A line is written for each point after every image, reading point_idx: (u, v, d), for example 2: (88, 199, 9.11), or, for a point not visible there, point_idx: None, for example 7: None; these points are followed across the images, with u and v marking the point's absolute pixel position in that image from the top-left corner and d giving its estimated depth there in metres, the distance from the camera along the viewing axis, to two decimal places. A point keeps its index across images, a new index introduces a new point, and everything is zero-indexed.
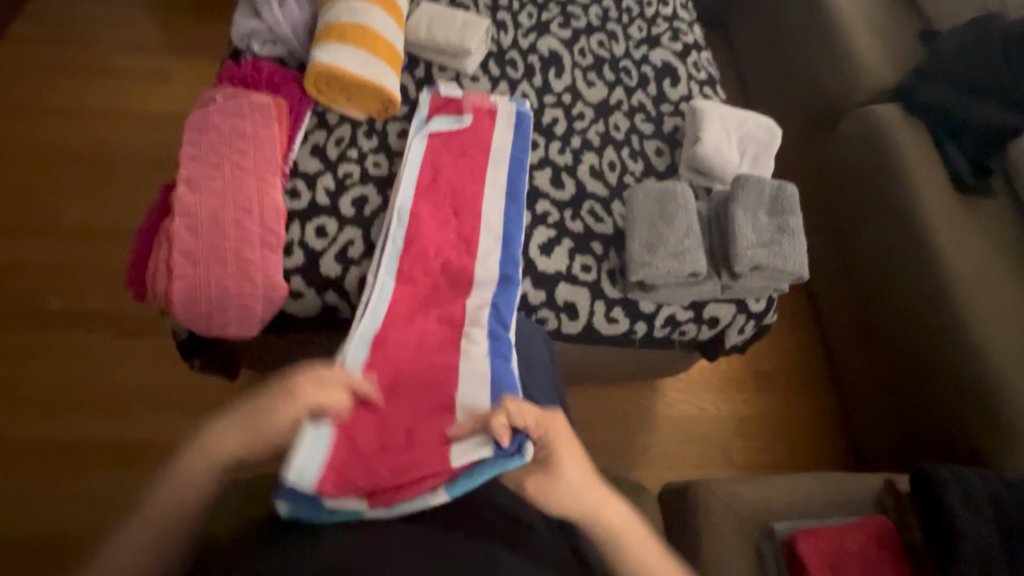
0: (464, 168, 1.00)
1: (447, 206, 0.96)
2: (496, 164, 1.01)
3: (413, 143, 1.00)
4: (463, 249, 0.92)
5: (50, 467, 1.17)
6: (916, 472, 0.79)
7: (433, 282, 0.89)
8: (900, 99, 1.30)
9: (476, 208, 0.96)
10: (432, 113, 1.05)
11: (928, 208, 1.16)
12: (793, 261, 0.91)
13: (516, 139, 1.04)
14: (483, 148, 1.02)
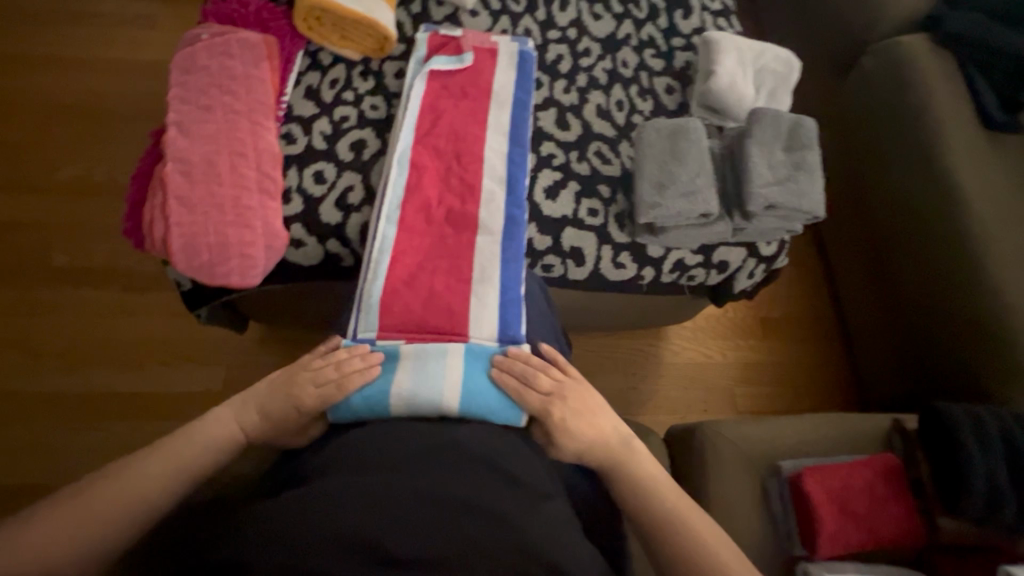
0: (465, 110, 0.94)
1: (448, 150, 0.91)
2: (499, 105, 0.95)
3: (411, 85, 0.95)
4: (468, 195, 0.88)
5: (62, 419, 1.20)
6: (925, 410, 0.79)
7: (439, 230, 0.85)
8: (927, 28, 1.22)
9: (477, 151, 0.91)
10: (431, 53, 0.99)
11: (949, 144, 1.11)
12: (810, 199, 0.87)
13: (520, 78, 0.98)
14: (484, 90, 0.96)
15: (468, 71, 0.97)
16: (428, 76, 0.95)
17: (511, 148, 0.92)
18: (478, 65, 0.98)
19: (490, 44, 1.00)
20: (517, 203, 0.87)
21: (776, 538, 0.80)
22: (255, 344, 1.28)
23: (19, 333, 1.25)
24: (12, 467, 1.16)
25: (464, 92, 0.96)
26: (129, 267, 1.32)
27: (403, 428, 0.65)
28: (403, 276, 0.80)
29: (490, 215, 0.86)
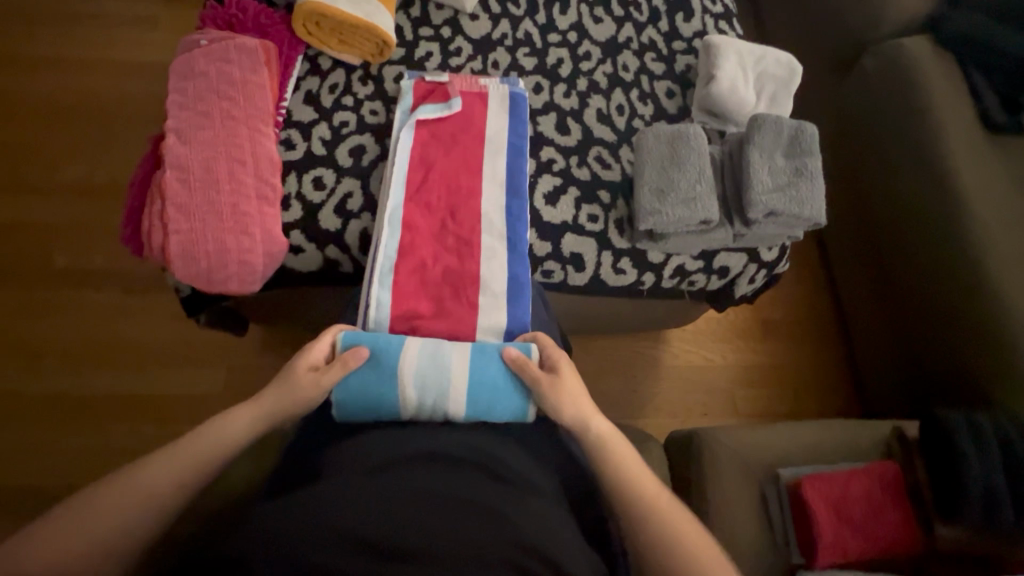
0: (458, 159, 0.91)
1: (441, 207, 0.88)
2: (493, 151, 0.91)
3: (399, 137, 0.91)
4: (465, 252, 0.85)
5: (62, 422, 1.20)
6: (925, 417, 0.79)
7: (436, 293, 0.82)
8: (929, 29, 1.21)
9: (474, 206, 0.87)
10: (417, 100, 0.94)
11: (952, 147, 1.10)
12: (810, 206, 0.87)
13: (514, 122, 0.93)
14: (477, 136, 0.92)
15: (458, 117, 0.93)
16: (415, 125, 0.91)
17: (509, 200, 0.88)
18: (469, 110, 0.93)
19: (479, 87, 0.96)
20: (519, 259, 0.84)
21: (776, 545, 0.80)
22: (256, 347, 1.28)
23: (20, 336, 1.25)
24: (12, 468, 1.16)
25: (456, 139, 0.92)
26: (130, 269, 1.32)
27: (401, 435, 0.64)
28: (409, 287, 0.82)
29: (491, 275, 0.83)
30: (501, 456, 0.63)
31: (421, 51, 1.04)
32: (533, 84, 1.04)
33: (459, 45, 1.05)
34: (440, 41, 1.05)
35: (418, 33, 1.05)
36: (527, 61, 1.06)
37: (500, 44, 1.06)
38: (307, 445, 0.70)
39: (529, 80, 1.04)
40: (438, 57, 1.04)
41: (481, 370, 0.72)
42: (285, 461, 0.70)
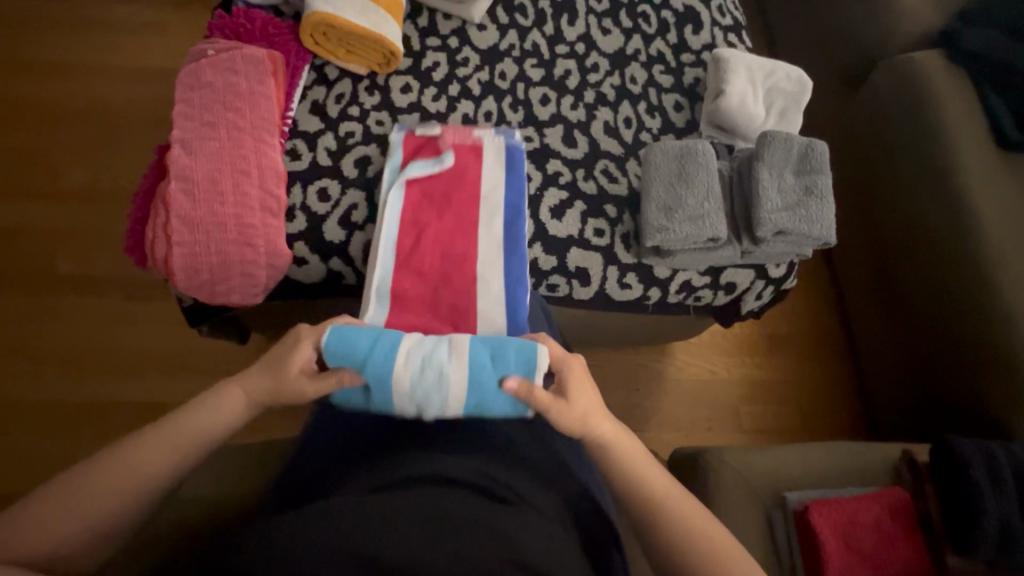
0: (452, 221, 0.86)
1: (436, 257, 0.84)
2: (489, 210, 0.87)
3: (388, 196, 0.86)
4: (462, 286, 0.82)
5: (64, 427, 1.20)
6: (936, 443, 0.77)
7: (433, 314, 0.80)
8: (941, 44, 1.20)
9: (470, 259, 0.83)
10: (408, 155, 0.91)
11: (964, 163, 1.08)
12: (820, 225, 0.86)
13: (510, 176, 0.89)
14: (472, 195, 0.88)
15: (453, 171, 0.89)
16: (405, 184, 0.87)
17: (506, 257, 0.83)
18: (463, 165, 0.90)
19: (472, 138, 0.92)
20: (517, 290, 0.81)
21: (781, 569, 0.78)
22: (258, 355, 1.28)
23: (23, 340, 1.25)
24: (13, 473, 1.16)
25: (449, 199, 0.88)
26: (133, 274, 1.32)
27: (402, 457, 0.64)
28: (408, 306, 0.80)
29: (489, 280, 0.82)
30: (500, 476, 0.63)
31: (427, 61, 1.03)
32: (540, 96, 1.03)
33: (466, 55, 1.04)
34: (447, 51, 1.04)
35: (425, 43, 1.05)
36: (534, 72, 1.05)
37: (507, 54, 1.06)
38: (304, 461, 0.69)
39: (536, 91, 1.03)
40: (445, 67, 1.03)
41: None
42: (282, 477, 0.69)
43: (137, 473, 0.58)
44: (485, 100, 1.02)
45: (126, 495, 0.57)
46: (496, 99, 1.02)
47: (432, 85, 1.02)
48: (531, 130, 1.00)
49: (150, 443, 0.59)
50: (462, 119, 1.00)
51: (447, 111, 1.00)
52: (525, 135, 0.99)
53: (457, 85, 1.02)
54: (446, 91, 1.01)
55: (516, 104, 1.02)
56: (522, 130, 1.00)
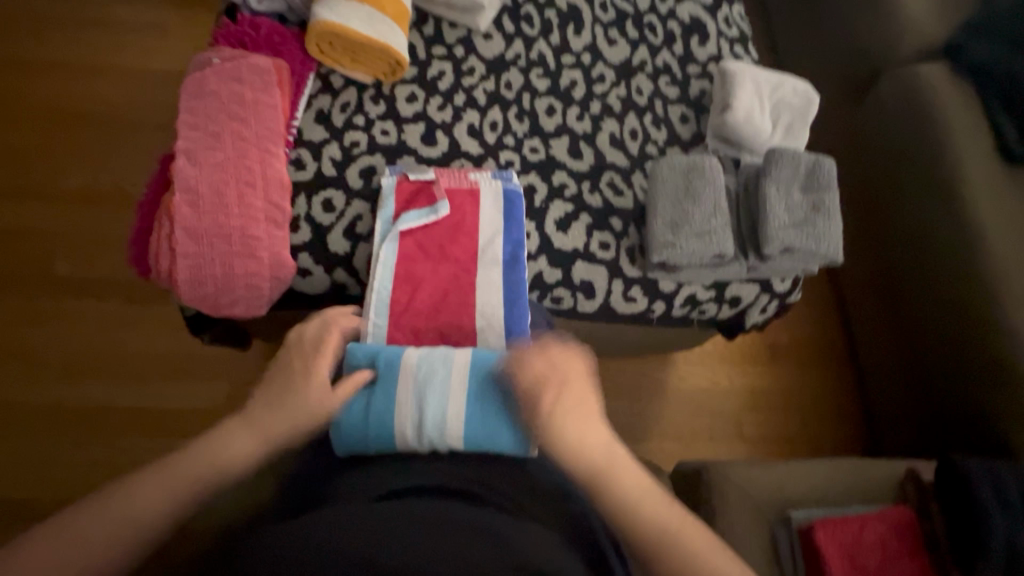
0: (448, 274, 0.85)
1: (432, 303, 0.83)
2: (486, 263, 0.85)
3: (381, 251, 0.84)
4: (460, 333, 0.81)
5: (64, 433, 1.19)
6: (942, 463, 0.77)
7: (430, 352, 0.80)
8: (947, 57, 1.20)
9: (467, 307, 0.82)
10: (400, 206, 0.88)
11: (970, 178, 1.08)
12: (828, 243, 0.86)
13: (508, 227, 0.87)
14: (469, 247, 0.86)
15: (448, 223, 0.88)
16: (399, 238, 0.85)
17: (505, 312, 0.81)
18: (460, 216, 0.88)
19: (468, 182, 0.90)
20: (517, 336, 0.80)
21: None
22: (259, 362, 1.27)
23: (22, 345, 1.24)
24: (13, 479, 1.15)
25: (444, 251, 0.86)
26: (134, 279, 1.32)
27: (408, 471, 0.63)
28: (406, 339, 0.80)
29: (486, 305, 0.82)
30: (507, 493, 0.62)
31: (433, 70, 1.03)
32: (546, 107, 1.03)
33: (472, 65, 1.04)
34: (453, 61, 1.04)
35: (431, 52, 1.04)
36: (540, 83, 1.04)
37: (513, 64, 1.06)
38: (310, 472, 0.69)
39: (542, 102, 1.03)
40: (451, 76, 1.03)
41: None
42: (286, 491, 0.69)
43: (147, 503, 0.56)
44: (490, 110, 1.01)
45: (133, 526, 0.56)
46: (502, 110, 1.01)
47: (438, 95, 1.01)
48: (537, 141, 1.00)
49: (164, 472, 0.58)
50: (468, 129, 0.99)
51: (452, 121, 0.99)
52: (530, 146, 0.99)
53: (462, 94, 1.02)
54: (452, 101, 1.01)
55: (522, 114, 1.02)
56: (527, 141, 0.99)
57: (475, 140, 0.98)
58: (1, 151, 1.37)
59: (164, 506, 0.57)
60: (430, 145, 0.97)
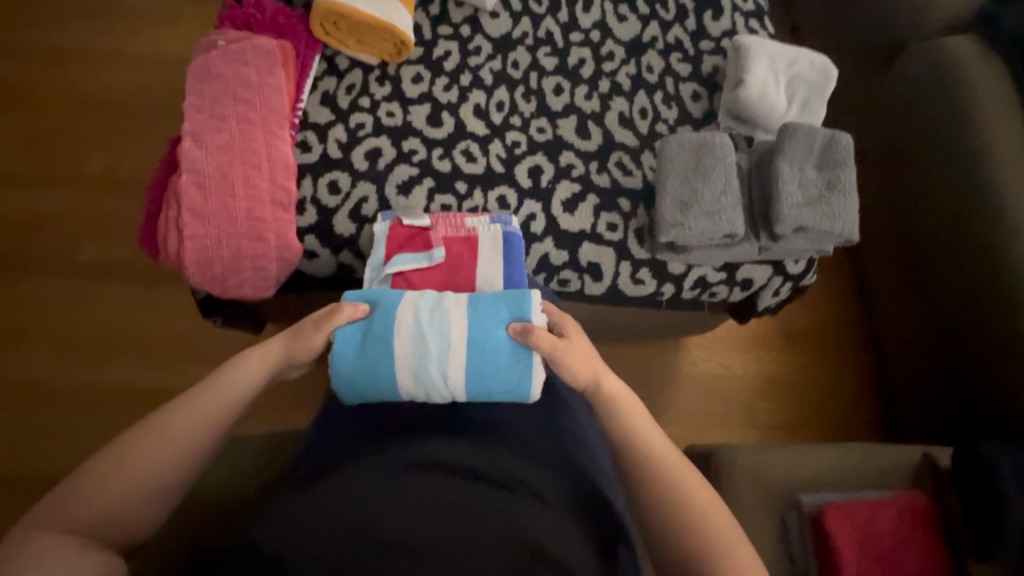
0: None
1: None
2: None
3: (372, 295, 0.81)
4: None
5: (84, 413, 1.22)
6: (960, 448, 0.75)
7: None
8: (977, 28, 1.14)
9: None
10: (392, 250, 0.84)
11: (1000, 155, 1.03)
12: (842, 222, 0.83)
13: (507, 269, 0.82)
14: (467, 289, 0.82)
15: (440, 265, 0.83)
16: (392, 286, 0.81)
17: None
18: (453, 260, 0.83)
19: (466, 229, 0.86)
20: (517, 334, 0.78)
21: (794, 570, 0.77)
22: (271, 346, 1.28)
23: (43, 328, 1.27)
24: (37, 457, 1.19)
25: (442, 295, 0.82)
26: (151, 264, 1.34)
27: (414, 446, 0.63)
28: None
29: None
30: (510, 466, 0.62)
31: (439, 49, 1.01)
32: (554, 86, 1.01)
33: (478, 44, 1.02)
34: (459, 40, 1.02)
35: (437, 32, 1.03)
36: (548, 61, 1.02)
37: (520, 42, 1.03)
38: (315, 446, 0.70)
39: (550, 81, 1.01)
40: (457, 56, 1.01)
41: (484, 339, 0.67)
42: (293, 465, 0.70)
43: (148, 468, 0.56)
44: (497, 90, 0.99)
45: (142, 491, 0.56)
46: (508, 89, 1.00)
47: (444, 75, 1.00)
48: (544, 121, 0.98)
49: (155, 434, 0.57)
50: (474, 109, 0.98)
51: (458, 102, 0.98)
52: (537, 126, 0.97)
53: (468, 74, 1.00)
54: (457, 81, 0.99)
55: (529, 94, 1.00)
56: (534, 121, 0.98)
57: (482, 121, 0.97)
58: (20, 139, 1.40)
59: (185, 442, 0.58)
60: (435, 126, 0.96)
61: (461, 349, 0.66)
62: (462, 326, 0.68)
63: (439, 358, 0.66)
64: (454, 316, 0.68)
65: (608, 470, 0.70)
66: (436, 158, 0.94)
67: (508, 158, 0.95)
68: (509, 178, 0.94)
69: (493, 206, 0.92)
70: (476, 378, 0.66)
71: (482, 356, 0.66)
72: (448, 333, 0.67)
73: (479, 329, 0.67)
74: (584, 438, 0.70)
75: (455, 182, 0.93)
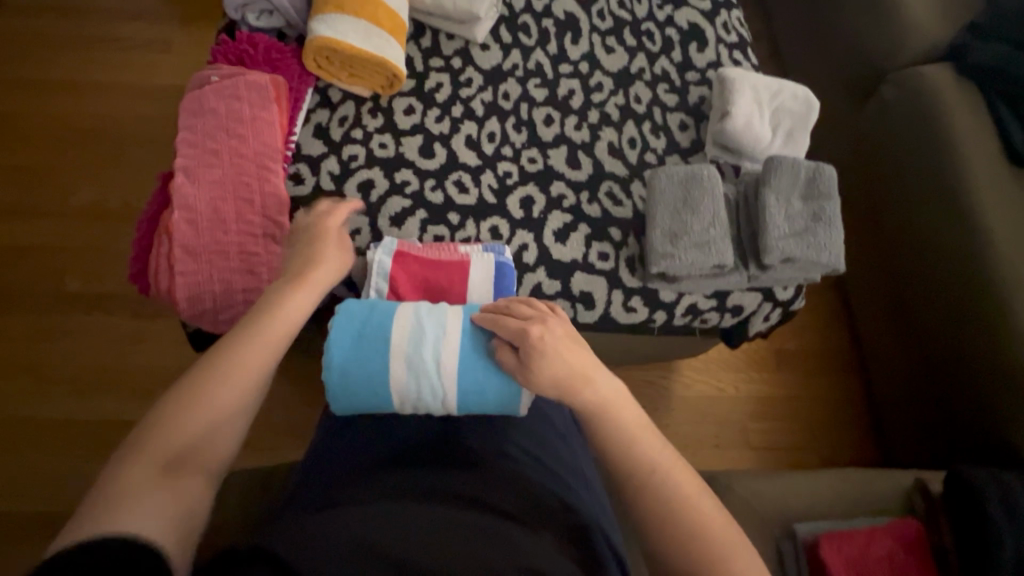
0: None
1: None
2: None
3: None
4: None
5: (70, 447, 1.20)
6: (950, 474, 0.76)
7: None
8: (951, 58, 1.18)
9: None
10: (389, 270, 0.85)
11: (978, 182, 1.06)
12: (829, 252, 0.85)
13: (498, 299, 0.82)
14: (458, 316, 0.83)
15: (429, 288, 0.83)
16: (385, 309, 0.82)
17: None
18: (443, 285, 0.83)
19: (459, 254, 0.85)
20: None
21: None
22: None
23: (31, 360, 1.26)
24: (19, 493, 1.16)
25: None
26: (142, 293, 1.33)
27: (411, 481, 0.62)
28: None
29: None
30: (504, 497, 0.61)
31: (431, 82, 1.03)
32: (544, 117, 1.02)
33: (470, 76, 1.04)
34: (451, 72, 1.04)
35: (429, 64, 1.04)
36: (538, 93, 1.04)
37: (511, 74, 1.05)
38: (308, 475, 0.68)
39: (540, 112, 1.03)
40: (449, 88, 1.03)
41: (477, 335, 0.69)
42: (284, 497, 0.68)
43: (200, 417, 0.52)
44: (488, 121, 1.01)
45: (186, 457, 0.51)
46: (499, 120, 1.01)
47: (436, 107, 1.01)
48: (535, 151, 0.99)
49: (197, 384, 0.54)
50: (465, 141, 0.99)
51: (450, 133, 0.99)
52: (528, 157, 0.99)
53: (460, 106, 1.02)
54: (449, 113, 1.01)
55: (520, 125, 1.01)
56: (525, 152, 0.99)
57: (473, 152, 0.98)
58: (12, 169, 1.40)
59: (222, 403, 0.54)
60: (427, 157, 0.97)
61: (454, 350, 0.68)
62: (455, 328, 0.69)
63: (432, 359, 0.67)
64: (448, 319, 0.70)
65: (601, 505, 0.69)
66: (429, 189, 0.95)
67: (499, 188, 0.96)
68: (501, 208, 0.94)
69: (485, 235, 0.93)
70: (467, 372, 0.67)
71: (473, 358, 0.68)
72: (441, 335, 0.69)
73: (471, 332, 0.69)
74: (574, 474, 0.69)
75: (447, 213, 0.94)
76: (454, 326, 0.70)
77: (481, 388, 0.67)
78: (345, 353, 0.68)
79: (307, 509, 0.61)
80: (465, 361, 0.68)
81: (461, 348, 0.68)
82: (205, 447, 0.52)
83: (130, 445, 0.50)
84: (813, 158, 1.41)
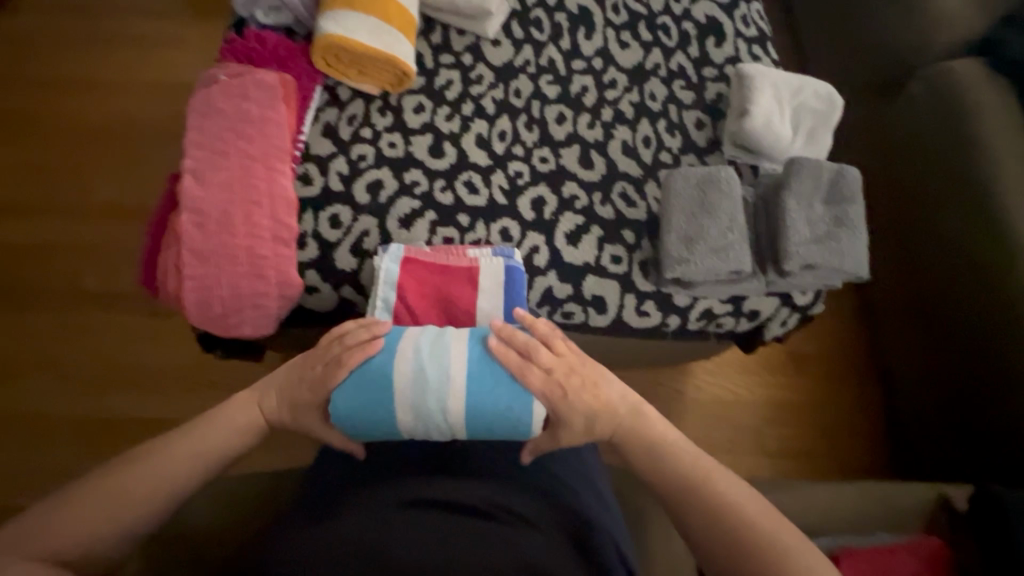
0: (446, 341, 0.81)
1: None
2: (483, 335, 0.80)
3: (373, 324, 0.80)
4: None
5: (84, 443, 1.21)
6: (977, 492, 0.73)
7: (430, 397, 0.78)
8: (983, 52, 1.13)
9: None
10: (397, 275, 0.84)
11: (1009, 182, 1.02)
12: (852, 259, 0.82)
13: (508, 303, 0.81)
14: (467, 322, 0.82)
15: (437, 298, 0.82)
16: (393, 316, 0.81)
17: None
18: (452, 296, 0.82)
19: (468, 259, 0.84)
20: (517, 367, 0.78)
21: None
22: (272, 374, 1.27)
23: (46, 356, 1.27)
24: (35, 488, 1.18)
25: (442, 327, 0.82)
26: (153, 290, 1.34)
27: (424, 509, 0.60)
28: None
29: None
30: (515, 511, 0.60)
31: (441, 79, 1.01)
32: (556, 115, 1.00)
33: (480, 73, 1.02)
34: (461, 69, 1.02)
35: (439, 61, 1.02)
36: (550, 90, 1.02)
37: (522, 70, 1.03)
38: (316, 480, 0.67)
39: (552, 110, 1.00)
40: (459, 85, 1.01)
41: (485, 377, 0.65)
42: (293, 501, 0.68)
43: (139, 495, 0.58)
44: (499, 119, 0.99)
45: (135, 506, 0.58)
46: (511, 119, 0.99)
47: (446, 105, 0.99)
48: (546, 151, 0.97)
49: (149, 464, 0.59)
50: (476, 140, 0.97)
51: (460, 132, 0.97)
52: (540, 156, 0.97)
53: (471, 104, 0.99)
54: (459, 111, 0.99)
55: (531, 123, 0.99)
56: (537, 151, 0.97)
57: (484, 151, 0.96)
58: (26, 166, 1.40)
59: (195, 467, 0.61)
60: (437, 156, 0.95)
61: (460, 383, 0.64)
62: (460, 358, 0.66)
63: (438, 392, 0.64)
64: (453, 347, 0.67)
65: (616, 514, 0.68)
66: (438, 190, 0.93)
67: (510, 189, 0.94)
68: (511, 210, 0.93)
69: (495, 237, 0.91)
70: (475, 412, 0.64)
71: (482, 389, 0.64)
72: (446, 366, 0.65)
73: (478, 362, 0.66)
74: (590, 483, 0.68)
75: (457, 215, 0.92)
76: (459, 356, 0.66)
77: (492, 420, 0.64)
78: (347, 389, 0.65)
79: (316, 520, 0.61)
80: (474, 393, 0.64)
81: (468, 379, 0.65)
82: (137, 524, 0.58)
83: (64, 501, 0.57)
84: (834, 155, 1.37)
